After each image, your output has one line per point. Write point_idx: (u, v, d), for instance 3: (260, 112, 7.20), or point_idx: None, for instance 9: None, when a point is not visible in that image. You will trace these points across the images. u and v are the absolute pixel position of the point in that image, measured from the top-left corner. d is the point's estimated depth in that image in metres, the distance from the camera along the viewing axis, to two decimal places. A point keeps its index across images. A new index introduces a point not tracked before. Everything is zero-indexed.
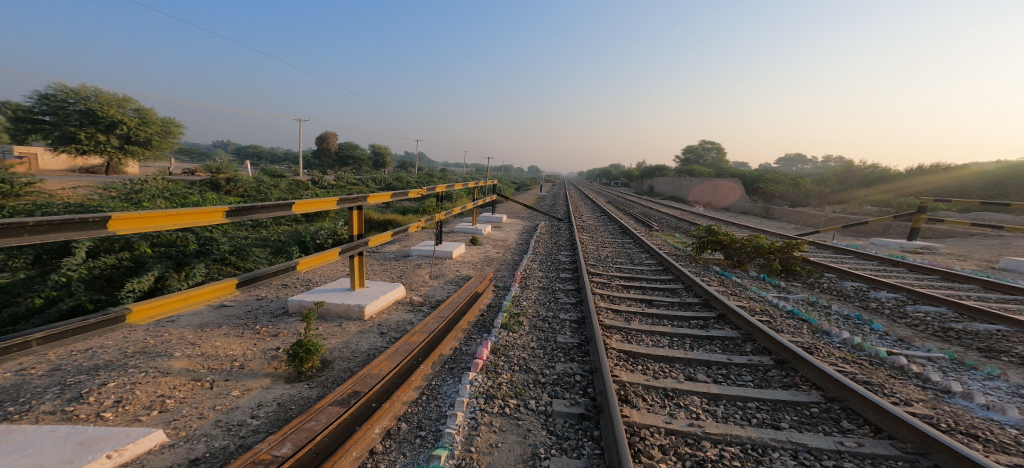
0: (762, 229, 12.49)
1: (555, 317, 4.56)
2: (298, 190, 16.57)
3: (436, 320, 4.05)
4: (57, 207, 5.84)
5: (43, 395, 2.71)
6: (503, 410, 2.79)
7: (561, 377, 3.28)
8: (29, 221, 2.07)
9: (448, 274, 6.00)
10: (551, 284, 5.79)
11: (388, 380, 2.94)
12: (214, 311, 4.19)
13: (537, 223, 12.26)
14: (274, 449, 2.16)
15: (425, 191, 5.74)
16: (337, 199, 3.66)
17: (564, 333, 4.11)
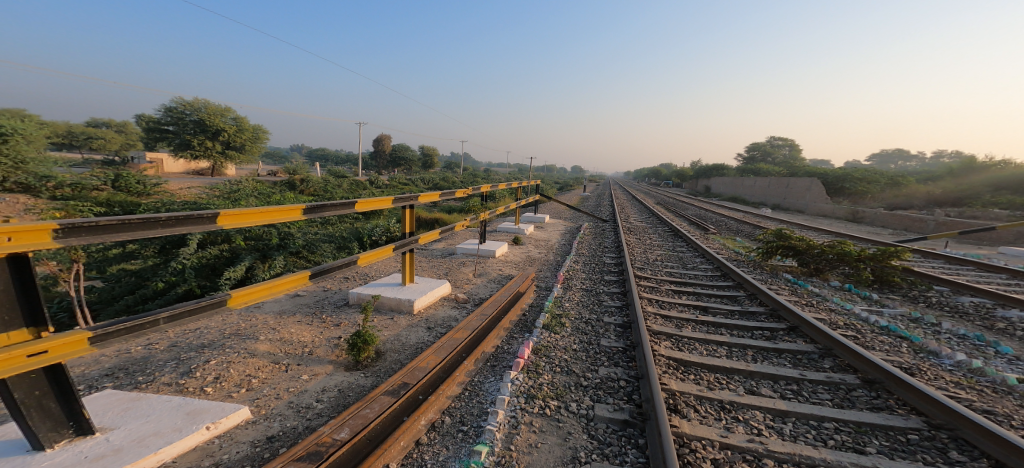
0: (851, 234, 11.24)
1: (598, 319, 4.47)
2: (360, 189, 17.71)
3: (479, 317, 4.13)
4: (176, 205, 6.76)
5: (160, 369, 3.14)
6: (544, 411, 2.79)
7: (603, 382, 3.21)
8: (163, 216, 2.39)
9: (491, 273, 6.09)
10: (596, 286, 5.67)
11: (434, 374, 3.05)
12: (291, 300, 4.61)
13: (583, 224, 12.05)
14: (334, 433, 2.33)
15: (472, 191, 5.88)
16: (393, 198, 3.87)
17: (608, 337, 4.02)
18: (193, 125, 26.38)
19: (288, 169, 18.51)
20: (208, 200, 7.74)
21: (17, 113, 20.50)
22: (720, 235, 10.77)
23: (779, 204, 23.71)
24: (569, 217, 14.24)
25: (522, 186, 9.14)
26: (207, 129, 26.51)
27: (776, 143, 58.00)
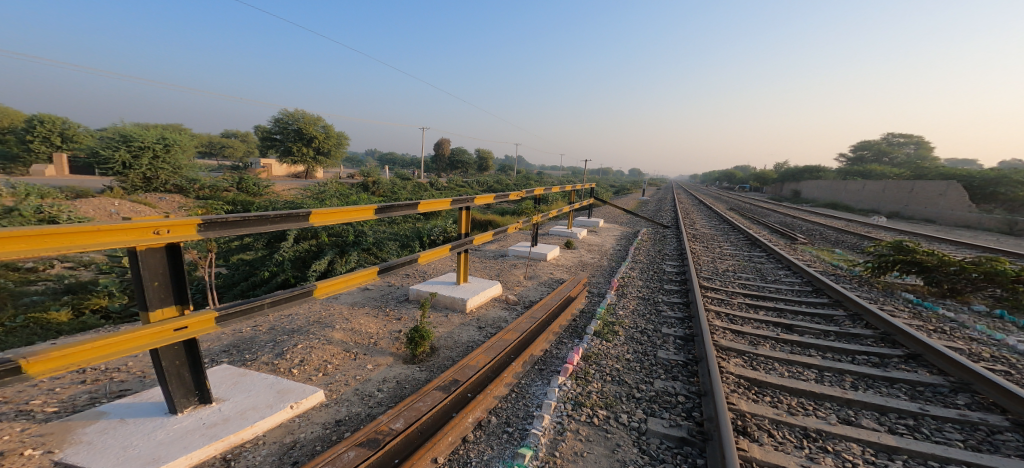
0: (1005, 250, 9.42)
1: (656, 330, 4.28)
2: (422, 192, 18.49)
3: (529, 319, 4.12)
4: (276, 204, 7.56)
5: (259, 349, 3.51)
6: (592, 420, 2.73)
7: (659, 396, 3.07)
8: (273, 213, 2.62)
9: (543, 276, 6.05)
10: (655, 296, 5.41)
11: (483, 373, 3.10)
12: (361, 293, 4.94)
13: (639, 229, 11.58)
14: (390, 423, 2.45)
15: (525, 193, 5.90)
16: (452, 199, 4.00)
17: (667, 349, 3.84)
18: (292, 134, 29.27)
19: (364, 172, 19.81)
20: (300, 200, 8.55)
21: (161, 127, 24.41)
22: (814, 246, 9.73)
23: (897, 212, 20.80)
24: (628, 221, 13.75)
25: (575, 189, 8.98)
26: (303, 137, 29.25)
27: (892, 142, 50.98)
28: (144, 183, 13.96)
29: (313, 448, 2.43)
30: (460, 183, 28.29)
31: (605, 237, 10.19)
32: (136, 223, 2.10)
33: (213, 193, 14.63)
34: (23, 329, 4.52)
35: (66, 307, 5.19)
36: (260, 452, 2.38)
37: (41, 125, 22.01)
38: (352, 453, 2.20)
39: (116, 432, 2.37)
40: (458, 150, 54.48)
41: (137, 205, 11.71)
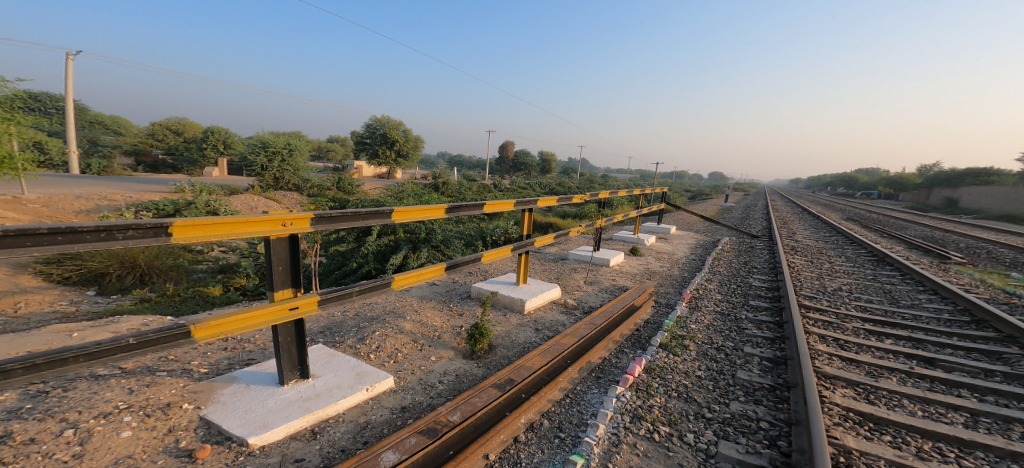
0: None
1: (737, 349, 4.00)
2: (484, 193, 18.93)
3: (587, 325, 4.03)
4: (367, 201, 8.21)
5: (345, 333, 3.81)
6: (651, 435, 2.61)
7: (734, 419, 2.87)
8: (367, 210, 2.78)
9: (604, 282, 5.89)
10: (736, 312, 5.03)
11: (538, 375, 3.09)
12: (429, 287, 5.18)
13: (716, 238, 10.80)
14: (448, 415, 2.53)
15: (589, 196, 5.78)
16: (515, 201, 4.05)
17: (748, 371, 3.59)
18: (379, 137, 31.56)
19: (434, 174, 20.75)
20: (388, 198, 9.22)
21: (277, 134, 27.69)
22: (969, 269, 8.22)
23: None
24: (702, 229, 12.90)
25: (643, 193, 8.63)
26: (388, 140, 31.38)
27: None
28: (282, 181, 16.15)
29: (382, 430, 2.58)
30: (528, 186, 28.49)
31: (679, 244, 9.66)
32: (272, 216, 2.35)
33: (319, 191, 16.38)
34: (192, 300, 5.47)
35: (219, 284, 6.17)
36: (338, 428, 2.57)
37: (212, 135, 25.97)
38: (412, 440, 2.30)
39: (243, 395, 2.68)
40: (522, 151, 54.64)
41: (268, 199, 13.52)
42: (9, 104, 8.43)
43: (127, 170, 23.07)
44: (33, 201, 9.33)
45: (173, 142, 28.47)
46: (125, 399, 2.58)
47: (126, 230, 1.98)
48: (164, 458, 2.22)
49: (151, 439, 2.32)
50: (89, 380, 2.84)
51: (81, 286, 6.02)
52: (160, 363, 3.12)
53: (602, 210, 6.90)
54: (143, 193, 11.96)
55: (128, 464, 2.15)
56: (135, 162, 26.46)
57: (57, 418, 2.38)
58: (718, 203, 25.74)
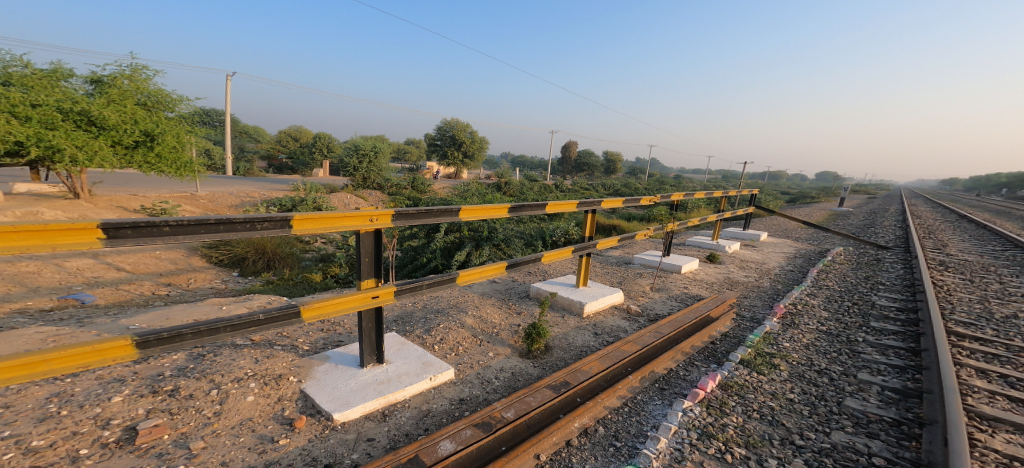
0: None
1: (851, 375, 3.52)
2: (544, 194, 18.95)
3: (652, 333, 3.82)
4: (442, 200, 8.61)
5: (413, 324, 4.03)
6: (722, 456, 2.41)
7: (835, 451, 2.55)
8: (439, 208, 2.93)
9: (674, 289, 5.55)
10: (848, 333, 4.40)
11: (595, 380, 3.01)
12: (490, 284, 5.30)
13: (817, 247, 9.62)
14: (502, 411, 2.56)
15: (660, 198, 5.48)
16: (577, 202, 3.97)
17: (859, 399, 3.15)
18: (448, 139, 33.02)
19: (498, 176, 21.16)
20: (463, 196, 9.58)
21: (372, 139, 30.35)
22: None
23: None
24: (802, 235, 11.53)
25: (725, 195, 7.95)
26: (456, 141, 32.68)
27: None
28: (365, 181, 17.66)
29: (441, 419, 2.70)
30: (592, 188, 27.85)
31: (768, 252, 8.77)
32: (361, 212, 2.55)
33: (397, 190, 17.59)
34: (300, 284, 6.22)
35: (319, 271, 6.93)
36: (404, 413, 2.74)
37: (320, 140, 29.24)
38: (468, 432, 2.38)
39: (329, 374, 2.98)
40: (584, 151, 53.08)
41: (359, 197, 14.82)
42: (195, 118, 10.27)
43: (260, 171, 27.03)
44: (198, 197, 11.36)
45: (290, 146, 32.46)
46: (252, 367, 3.01)
47: (258, 222, 2.32)
48: (272, 423, 2.55)
49: (266, 405, 2.68)
50: (227, 348, 3.36)
51: (228, 268, 7.18)
52: (276, 338, 3.58)
53: (674, 212, 6.48)
54: (271, 191, 13.91)
55: (247, 425, 2.51)
56: (264, 166, 30.81)
57: (204, 379, 2.86)
58: (822, 207, 22.86)
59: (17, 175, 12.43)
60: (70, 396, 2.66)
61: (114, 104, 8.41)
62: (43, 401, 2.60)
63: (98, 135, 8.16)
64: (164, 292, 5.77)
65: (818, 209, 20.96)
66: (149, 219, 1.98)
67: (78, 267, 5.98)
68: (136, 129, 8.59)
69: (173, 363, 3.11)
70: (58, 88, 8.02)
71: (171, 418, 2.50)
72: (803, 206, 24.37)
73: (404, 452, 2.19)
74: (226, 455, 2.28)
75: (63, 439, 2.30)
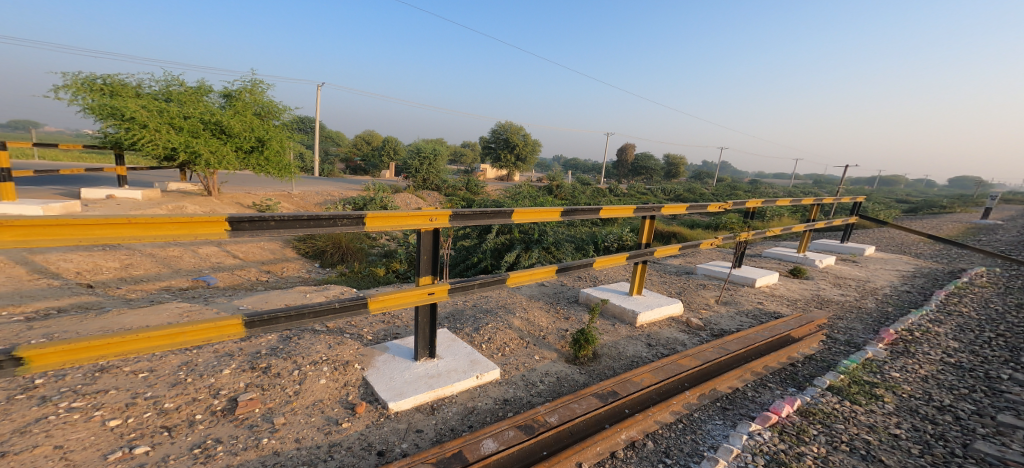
0: None
1: (986, 416, 2.94)
2: (599, 199, 18.55)
3: (716, 349, 3.65)
4: (497, 202, 8.74)
5: (464, 321, 4.12)
6: None
7: None
8: (494, 210, 2.97)
9: (744, 304, 5.09)
10: (987, 367, 3.68)
11: (647, 393, 2.94)
12: (538, 287, 5.28)
13: (932, 265, 8.30)
14: (546, 415, 2.57)
15: (732, 205, 5.08)
16: (635, 206, 3.84)
17: (994, 444, 2.63)
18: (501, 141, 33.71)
19: (556, 182, 21.06)
20: (521, 198, 9.64)
21: (440, 144, 31.83)
22: None
23: None
24: (914, 251, 10.00)
25: (816, 203, 7.11)
26: (509, 144, 33.19)
27: None
28: (423, 182, 18.85)
29: (485, 417, 2.75)
30: (643, 194, 26.67)
31: (867, 268, 7.73)
32: (420, 212, 2.68)
33: (451, 191, 18.43)
34: (365, 278, 6.69)
35: (383, 266, 7.39)
36: (451, 408, 2.83)
37: (388, 144, 31.24)
38: (512, 432, 2.41)
39: (384, 363, 3.19)
40: (643, 155, 50.03)
41: (419, 197, 15.56)
42: (295, 125, 11.51)
43: (341, 173, 29.42)
44: (293, 195, 12.76)
45: (365, 149, 34.84)
46: (325, 352, 3.31)
47: (340, 219, 2.55)
48: (336, 405, 2.79)
49: (334, 388, 2.93)
50: (306, 333, 3.72)
51: (311, 260, 7.95)
52: (345, 326, 3.90)
53: (750, 221, 5.95)
54: (349, 190, 15.16)
55: (318, 406, 2.76)
56: (343, 168, 33.38)
57: (289, 359, 3.20)
58: (944, 218, 19.63)
59: (165, 175, 14.88)
60: (194, 366, 3.13)
61: (238, 115, 9.75)
62: (175, 368, 3.10)
63: (225, 141, 9.53)
64: (263, 278, 6.57)
65: (926, 221, 18.05)
66: (261, 214, 2.29)
67: (204, 252, 7.01)
68: (252, 136, 9.88)
69: (265, 344, 3.52)
70: (200, 102, 9.48)
71: (262, 393, 2.84)
72: (915, 217, 21.00)
73: (448, 447, 2.28)
74: (299, 432, 2.53)
75: (186, 403, 2.72)
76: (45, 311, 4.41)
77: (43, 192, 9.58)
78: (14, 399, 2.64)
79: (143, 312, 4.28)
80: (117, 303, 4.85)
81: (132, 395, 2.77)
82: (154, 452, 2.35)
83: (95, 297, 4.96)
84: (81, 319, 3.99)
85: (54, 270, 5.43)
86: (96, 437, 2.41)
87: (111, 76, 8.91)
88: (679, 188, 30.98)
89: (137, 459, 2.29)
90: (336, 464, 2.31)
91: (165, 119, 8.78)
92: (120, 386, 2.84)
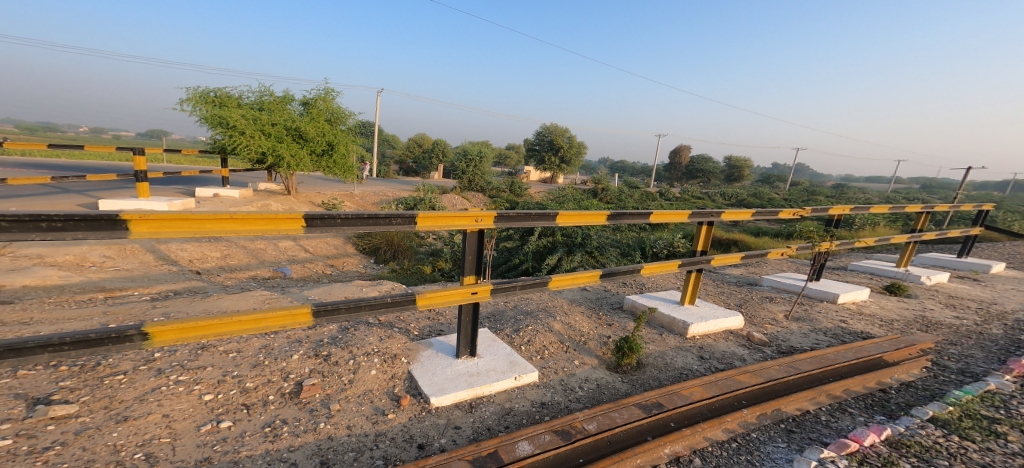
0: None
1: None
2: (649, 204, 18.00)
3: (783, 368, 3.37)
4: (543, 204, 8.71)
5: (504, 322, 4.13)
6: None
7: None
8: (541, 212, 2.95)
9: (822, 322, 4.63)
10: None
11: (696, 407, 2.80)
12: (580, 292, 5.18)
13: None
14: (584, 422, 2.54)
15: (811, 212, 4.64)
16: (691, 212, 3.65)
17: None
18: (547, 144, 33.90)
19: (604, 185, 20.64)
20: (567, 200, 9.52)
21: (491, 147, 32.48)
22: None
23: None
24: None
25: (930, 210, 6.30)
26: (554, 146, 33.41)
27: None
28: (469, 183, 19.59)
29: (522, 420, 2.74)
30: (698, 198, 25.45)
31: (976, 286, 6.76)
32: (466, 212, 2.73)
33: (496, 192, 18.72)
34: (413, 276, 6.97)
35: (428, 265, 7.65)
36: (488, 408, 2.86)
37: (438, 146, 32.41)
38: (547, 437, 2.40)
39: (426, 358, 3.30)
40: (703, 157, 47.46)
41: (465, 198, 15.99)
42: (360, 130, 12.29)
43: (396, 175, 30.83)
44: (354, 194, 13.61)
45: (418, 151, 36.14)
46: (376, 344, 3.49)
47: (395, 218, 2.67)
48: (383, 396, 2.92)
49: (383, 380, 3.08)
50: (360, 324, 3.95)
51: (366, 256, 8.44)
52: (394, 320, 4.08)
53: (833, 228, 5.41)
54: (403, 191, 15.93)
55: (368, 395, 2.91)
56: (399, 170, 34.91)
57: (346, 349, 3.41)
58: None
59: (253, 176, 16.49)
60: (271, 350, 3.44)
61: (313, 121, 10.58)
62: (256, 351, 3.42)
63: (302, 145, 10.40)
64: (326, 271, 7.06)
65: None
66: (327, 213, 2.45)
67: (283, 245, 7.70)
68: (324, 140, 10.69)
69: (325, 333, 3.78)
70: (285, 110, 10.40)
71: (322, 379, 3.05)
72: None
73: (485, 445, 2.30)
74: (350, 419, 2.68)
75: (262, 384, 3.00)
76: (166, 293, 5.08)
77: (167, 191, 11.10)
78: (139, 369, 3.06)
79: (236, 297, 4.79)
80: (217, 288, 5.47)
81: (223, 372, 3.09)
82: (235, 427, 2.60)
83: (201, 283, 5.63)
84: (190, 301, 4.56)
85: (173, 258, 6.27)
86: (193, 409, 2.72)
87: (222, 89, 10.06)
88: (741, 192, 29.13)
89: (222, 432, 2.55)
90: (380, 453, 2.42)
91: (258, 126, 9.74)
92: (215, 364, 3.19)
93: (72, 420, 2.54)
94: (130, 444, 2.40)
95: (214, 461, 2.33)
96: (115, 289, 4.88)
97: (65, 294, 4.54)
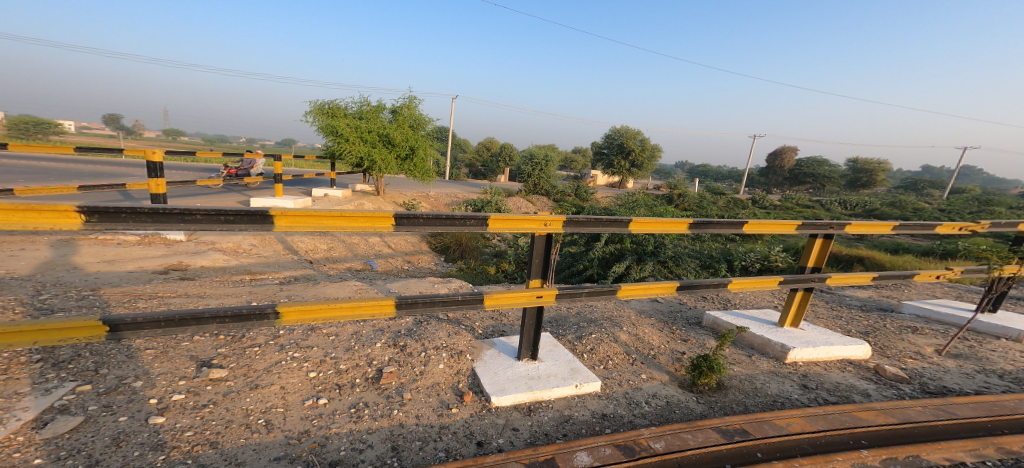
0: None
1: None
2: (733, 212, 16.67)
3: (931, 411, 2.90)
4: (613, 210, 8.47)
5: (567, 328, 4.08)
6: None
7: None
8: (613, 217, 2.84)
9: (1000, 363, 3.88)
10: None
11: (793, 440, 2.52)
12: (650, 303, 4.94)
13: None
14: (650, 440, 2.41)
15: (980, 226, 3.93)
16: (798, 224, 3.30)
17: None
18: (616, 147, 32.81)
19: (677, 190, 19.54)
20: (639, 206, 9.17)
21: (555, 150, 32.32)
22: None
23: None
24: None
25: None
26: (624, 149, 32.28)
27: None
28: (534, 187, 19.55)
29: (581, 429, 2.68)
30: (800, 207, 22.83)
31: None
32: (535, 216, 2.74)
33: (561, 197, 18.64)
34: (479, 276, 7.18)
35: (492, 266, 7.84)
36: (547, 413, 2.84)
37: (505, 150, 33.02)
38: (608, 450, 2.32)
39: (490, 358, 3.36)
40: (805, 161, 42.74)
41: (530, 201, 16.06)
42: (438, 136, 12.96)
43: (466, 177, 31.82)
44: (430, 196, 14.38)
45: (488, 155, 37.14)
46: (445, 339, 3.63)
47: (469, 220, 2.75)
48: (450, 391, 3.03)
49: (450, 375, 3.19)
50: (431, 319, 4.14)
51: (437, 254, 8.88)
52: (462, 318, 4.22)
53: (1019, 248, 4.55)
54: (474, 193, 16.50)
55: (435, 388, 3.04)
56: (466, 172, 35.98)
57: (419, 342, 3.60)
58: None
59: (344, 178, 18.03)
60: (359, 336, 3.74)
61: (400, 127, 11.36)
62: (347, 336, 3.74)
63: (389, 150, 11.21)
64: (404, 267, 7.53)
65: None
66: (409, 213, 2.60)
67: (372, 241, 8.34)
68: (407, 145, 11.43)
69: (400, 324, 4.02)
70: (378, 118, 11.28)
71: (398, 369, 3.24)
72: None
73: (543, 451, 2.29)
74: (419, 409, 2.82)
75: (351, 367, 3.27)
76: (289, 278, 5.76)
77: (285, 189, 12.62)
78: (269, 343, 3.52)
79: (334, 286, 5.29)
80: (323, 277, 6.09)
81: (324, 353, 3.43)
82: (329, 405, 2.87)
83: (313, 272, 6.27)
84: (304, 287, 5.14)
85: (295, 248, 7.11)
86: (301, 384, 3.04)
87: (332, 102, 11.21)
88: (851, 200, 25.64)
89: (319, 408, 2.82)
90: (443, 446, 2.52)
91: (358, 133, 10.66)
92: (319, 345, 3.55)
93: (222, 382, 2.98)
94: (256, 410, 2.75)
95: (311, 434, 2.59)
96: (257, 273, 5.68)
97: (226, 274, 5.39)
